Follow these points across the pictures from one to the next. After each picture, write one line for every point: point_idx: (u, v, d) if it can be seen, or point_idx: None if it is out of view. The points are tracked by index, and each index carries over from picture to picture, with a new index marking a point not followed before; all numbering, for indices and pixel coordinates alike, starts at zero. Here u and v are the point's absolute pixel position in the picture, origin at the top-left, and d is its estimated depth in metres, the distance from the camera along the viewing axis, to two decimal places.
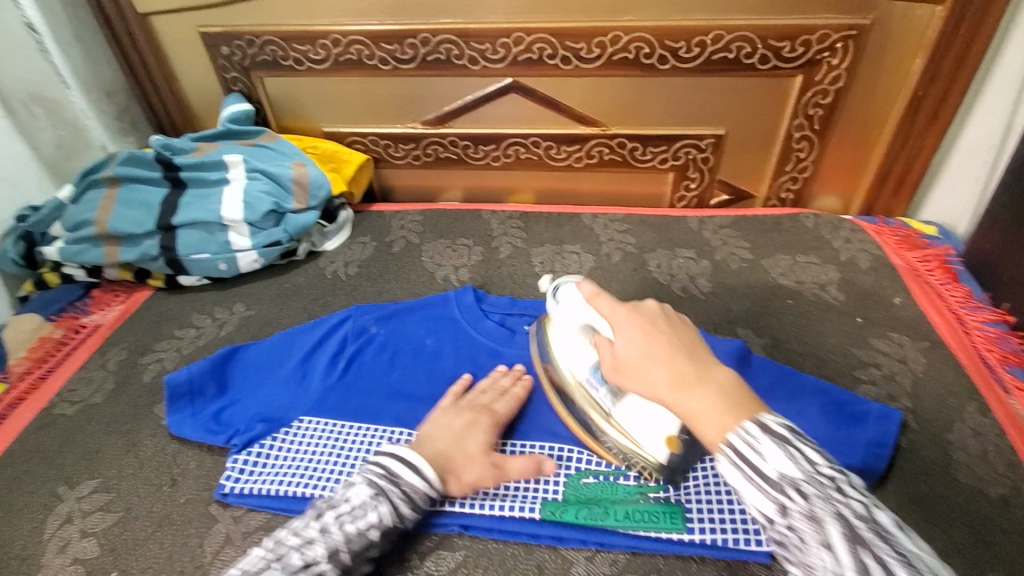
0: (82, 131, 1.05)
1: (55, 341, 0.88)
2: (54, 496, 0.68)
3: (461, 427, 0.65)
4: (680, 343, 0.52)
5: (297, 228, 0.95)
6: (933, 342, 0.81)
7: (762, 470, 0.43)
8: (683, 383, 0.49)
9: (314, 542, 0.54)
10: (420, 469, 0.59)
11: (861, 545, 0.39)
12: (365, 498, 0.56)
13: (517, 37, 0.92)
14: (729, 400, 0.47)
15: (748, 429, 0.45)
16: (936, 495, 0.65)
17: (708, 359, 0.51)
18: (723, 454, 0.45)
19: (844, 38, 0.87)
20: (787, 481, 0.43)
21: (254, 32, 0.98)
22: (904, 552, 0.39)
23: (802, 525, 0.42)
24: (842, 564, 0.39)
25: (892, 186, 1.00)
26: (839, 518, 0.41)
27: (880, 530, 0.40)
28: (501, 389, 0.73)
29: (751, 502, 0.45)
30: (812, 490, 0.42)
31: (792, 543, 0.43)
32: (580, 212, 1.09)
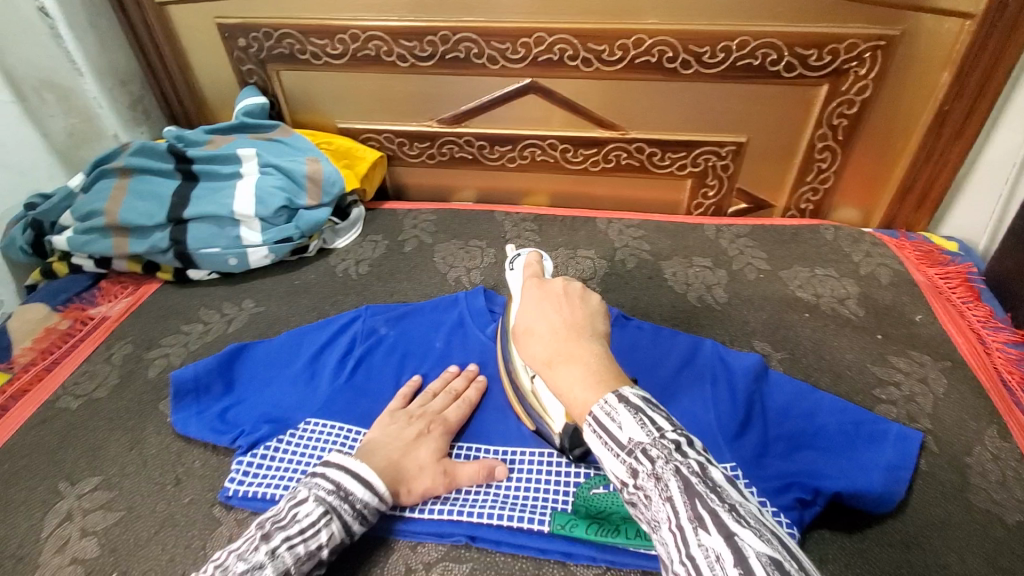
0: (95, 119, 1.04)
1: (60, 332, 0.87)
2: (55, 492, 0.67)
3: (412, 437, 0.64)
4: (571, 320, 0.51)
5: (309, 224, 0.94)
6: (954, 362, 0.79)
7: (615, 436, 0.41)
8: (558, 358, 0.48)
9: (263, 567, 0.50)
10: (373, 484, 0.58)
11: (698, 500, 0.36)
12: (315, 516, 0.54)
13: (539, 37, 0.91)
14: (598, 374, 0.45)
15: (607, 401, 0.43)
16: (956, 521, 0.63)
17: (591, 337, 0.49)
18: (588, 425, 0.43)
19: (872, 48, 0.85)
20: (634, 446, 0.40)
21: (272, 24, 0.97)
22: (733, 502, 0.36)
23: (648, 486, 0.39)
24: (681, 520, 0.36)
25: (914, 200, 0.98)
26: (676, 474, 0.38)
27: (711, 483, 0.37)
28: (453, 392, 0.72)
29: (609, 470, 0.42)
30: (656, 452, 0.39)
31: (641, 505, 0.40)
32: (595, 217, 1.07)
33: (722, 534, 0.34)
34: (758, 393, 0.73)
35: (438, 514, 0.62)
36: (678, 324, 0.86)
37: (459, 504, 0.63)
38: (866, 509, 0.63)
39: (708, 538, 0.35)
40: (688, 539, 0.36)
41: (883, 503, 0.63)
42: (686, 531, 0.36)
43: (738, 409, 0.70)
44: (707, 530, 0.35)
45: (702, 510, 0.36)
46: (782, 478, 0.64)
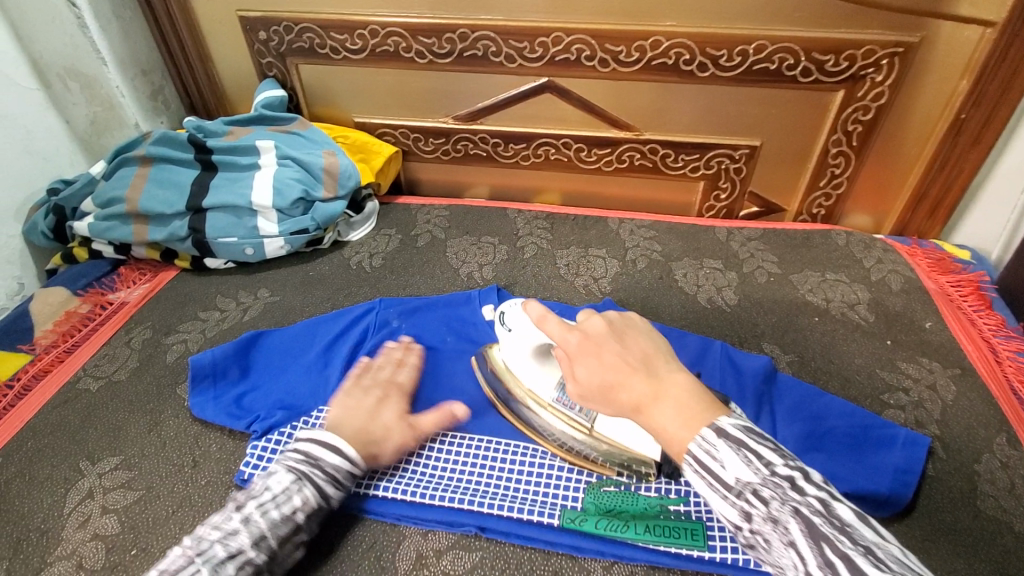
0: (117, 108, 1.06)
1: (81, 316, 0.89)
2: (76, 470, 0.69)
3: (372, 404, 0.68)
4: (636, 358, 0.50)
5: (324, 216, 0.95)
6: (964, 370, 0.79)
7: (721, 478, 0.43)
8: (649, 401, 0.48)
9: (238, 531, 0.54)
10: (341, 449, 0.62)
11: (825, 543, 0.38)
12: (287, 483, 0.58)
13: (556, 37, 0.91)
14: (688, 407, 0.47)
15: (705, 438, 0.44)
16: (962, 526, 0.64)
17: (666, 366, 0.50)
18: (689, 464, 0.45)
19: (890, 55, 0.85)
20: (744, 486, 0.42)
21: (293, 18, 0.98)
22: (864, 544, 0.37)
23: (765, 529, 0.41)
24: (808, 563, 0.38)
25: (927, 208, 0.98)
26: (796, 516, 0.39)
27: (838, 523, 0.38)
28: (395, 360, 0.76)
29: (718, 510, 0.45)
30: (768, 491, 0.41)
31: (763, 547, 0.42)
32: (607, 216, 1.08)
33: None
34: (767, 396, 0.73)
35: (449, 503, 0.64)
36: (687, 325, 0.87)
37: (469, 494, 0.64)
38: (872, 513, 0.64)
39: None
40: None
41: (889, 506, 0.64)
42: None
43: (746, 411, 0.71)
44: (837, 573, 0.36)
45: (830, 552, 0.37)
46: None
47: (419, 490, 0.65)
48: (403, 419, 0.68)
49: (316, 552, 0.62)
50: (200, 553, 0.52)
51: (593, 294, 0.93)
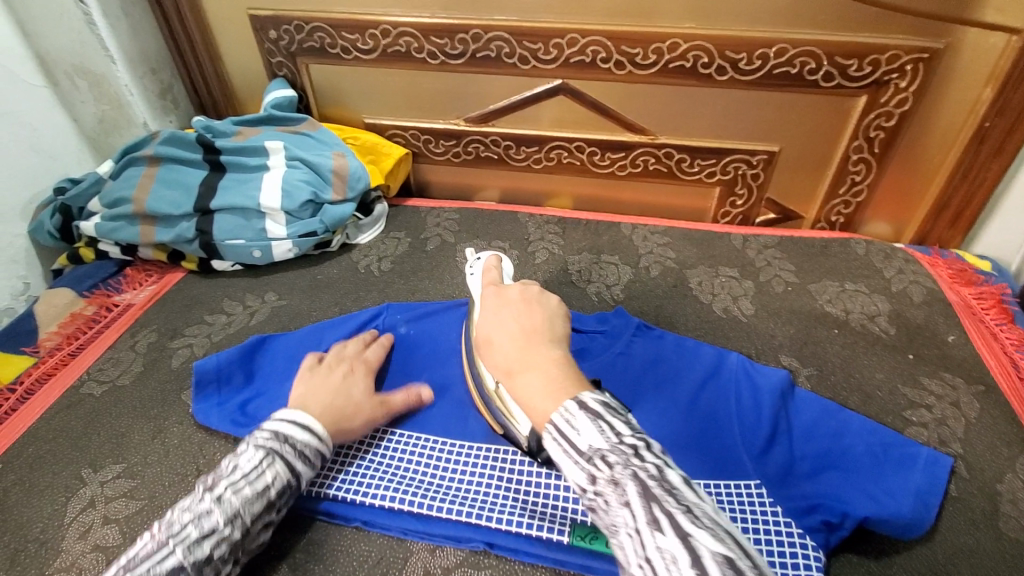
0: (125, 107, 1.04)
1: (86, 318, 0.88)
2: (78, 477, 0.68)
3: (340, 378, 0.69)
4: (529, 325, 0.55)
5: (333, 219, 0.94)
6: (988, 387, 0.77)
7: (575, 444, 0.42)
8: (519, 365, 0.51)
9: (211, 511, 0.53)
10: (312, 425, 0.61)
11: (655, 503, 0.38)
12: (257, 461, 0.57)
13: (571, 38, 0.89)
14: (554, 377, 0.48)
15: (567, 409, 0.44)
16: (987, 551, 0.61)
17: (549, 342, 0.53)
18: (548, 433, 0.45)
19: (914, 60, 0.83)
20: (594, 452, 0.41)
21: (304, 17, 0.96)
22: (687, 504, 0.38)
23: (606, 491, 0.40)
24: (638, 522, 0.38)
25: (949, 218, 0.95)
26: (633, 479, 0.39)
27: (667, 485, 0.39)
28: (365, 341, 0.78)
29: (568, 476, 0.43)
30: (614, 457, 0.41)
31: (600, 510, 0.41)
32: (620, 222, 1.06)
33: (676, 534, 0.37)
34: (785, 410, 0.71)
35: (457, 517, 0.62)
36: (702, 335, 0.85)
37: (478, 507, 0.63)
38: (895, 535, 0.62)
39: (664, 539, 0.37)
40: (646, 542, 0.37)
41: (912, 529, 0.62)
42: (643, 534, 0.38)
43: (763, 425, 0.69)
44: (662, 530, 0.37)
45: (658, 512, 0.37)
46: (807, 500, 0.63)
47: (428, 503, 0.63)
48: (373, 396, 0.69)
49: (324, 565, 0.61)
50: (172, 535, 0.51)
51: (606, 302, 0.91)
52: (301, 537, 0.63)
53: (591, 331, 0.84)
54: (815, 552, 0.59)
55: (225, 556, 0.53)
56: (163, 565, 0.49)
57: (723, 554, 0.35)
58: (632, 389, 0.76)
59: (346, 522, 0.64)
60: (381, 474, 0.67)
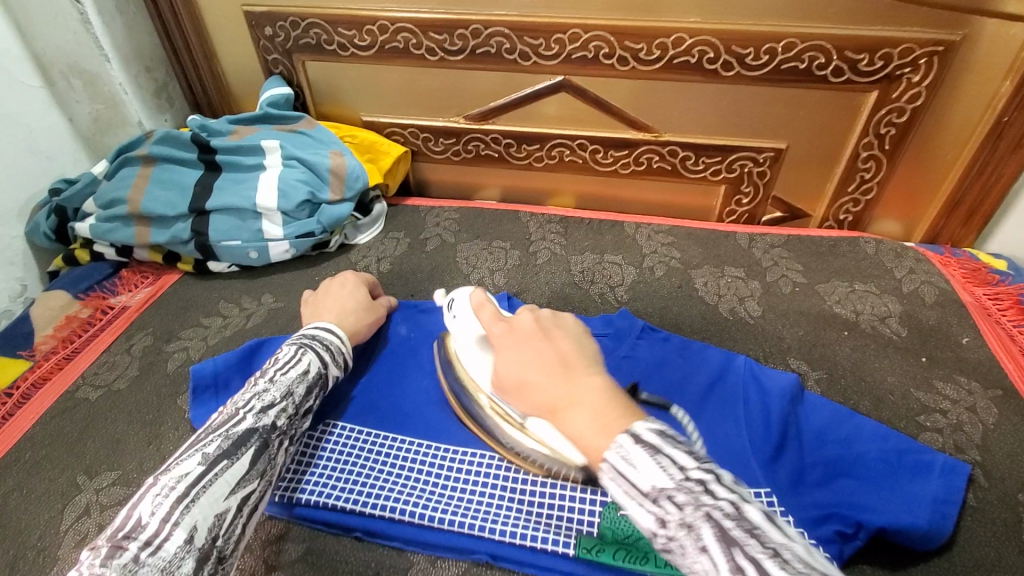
0: (120, 106, 1.03)
1: (81, 321, 0.87)
2: (72, 485, 0.67)
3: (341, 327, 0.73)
4: (562, 353, 0.50)
5: (331, 219, 0.92)
6: (1005, 391, 0.74)
7: (637, 485, 0.39)
8: (564, 400, 0.46)
9: (266, 389, 0.59)
10: (333, 330, 0.71)
11: (738, 549, 0.35)
12: (292, 353, 0.64)
13: (573, 33, 0.87)
14: (604, 411, 0.44)
15: (621, 444, 0.41)
16: (1006, 561, 0.60)
17: (586, 367, 0.48)
18: (605, 471, 0.41)
19: (928, 54, 0.81)
20: (660, 492, 0.38)
21: (300, 14, 0.95)
22: (774, 547, 0.35)
23: (679, 536, 0.37)
24: (720, 572, 0.35)
25: (961, 215, 0.93)
26: (709, 522, 0.37)
27: (749, 526, 0.36)
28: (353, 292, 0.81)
29: (633, 519, 0.40)
30: (683, 499, 0.38)
31: (674, 556, 0.38)
32: (623, 221, 1.04)
33: None
34: (794, 416, 0.69)
35: (460, 529, 0.61)
36: (707, 337, 0.83)
37: (481, 519, 0.61)
38: (911, 546, 0.60)
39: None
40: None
41: (930, 540, 0.59)
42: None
43: (771, 430, 0.67)
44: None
45: (742, 558, 0.35)
46: (820, 509, 0.61)
47: (432, 514, 0.62)
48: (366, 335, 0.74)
49: None
50: (240, 407, 0.57)
51: (608, 303, 0.89)
52: (298, 547, 0.62)
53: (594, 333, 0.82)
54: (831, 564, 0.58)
55: (287, 426, 0.59)
56: (240, 426, 0.55)
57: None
58: None
59: (345, 532, 0.63)
60: (380, 482, 0.65)
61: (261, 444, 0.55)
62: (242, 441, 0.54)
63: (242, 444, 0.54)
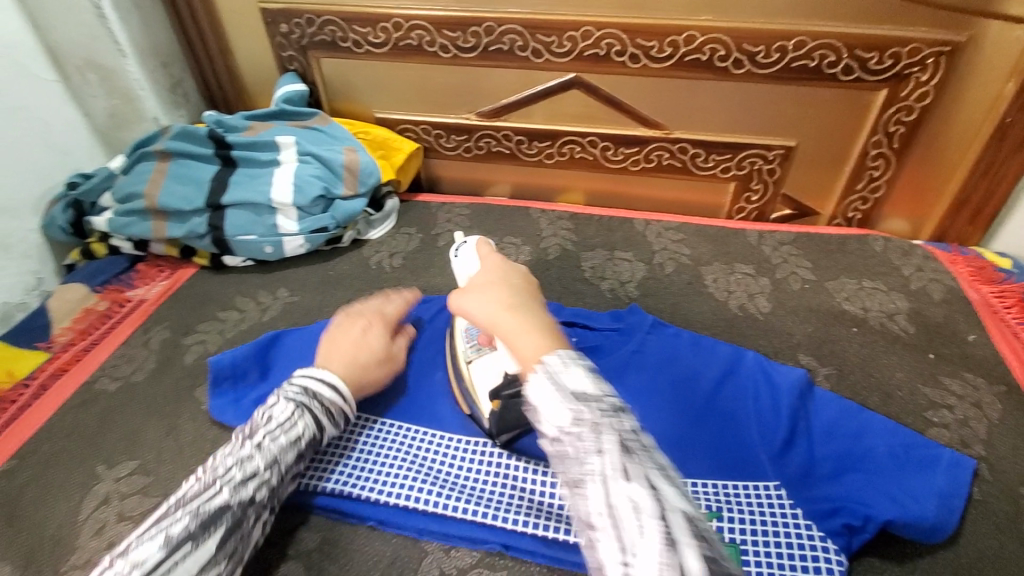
0: (135, 102, 1.04)
1: (99, 313, 0.88)
2: (93, 475, 0.68)
3: (358, 329, 0.72)
4: (514, 285, 0.60)
5: (344, 215, 0.93)
6: (1010, 387, 0.75)
7: (566, 387, 0.46)
8: (511, 309, 0.55)
9: (252, 456, 0.56)
10: (338, 385, 0.65)
11: (630, 457, 0.42)
12: (290, 412, 0.60)
13: (586, 31, 0.88)
14: (537, 324, 0.53)
15: (558, 356, 0.48)
16: (1009, 554, 0.61)
17: (528, 298, 0.58)
18: (536, 371, 0.48)
19: (936, 54, 0.81)
20: (585, 398, 0.45)
21: (314, 11, 0.96)
22: (658, 464, 0.43)
23: (585, 434, 0.44)
24: (611, 468, 0.42)
25: (969, 214, 0.93)
26: (615, 431, 0.43)
27: (643, 447, 0.43)
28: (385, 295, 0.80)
29: (545, 417, 0.46)
30: (604, 410, 0.44)
31: (570, 457, 0.45)
32: (633, 217, 1.05)
33: (643, 485, 0.41)
34: (804, 410, 0.70)
35: (474, 518, 0.62)
36: (717, 333, 0.84)
37: (494, 509, 0.62)
38: (917, 539, 0.61)
39: (630, 487, 0.41)
40: (612, 488, 0.41)
41: (936, 533, 0.61)
42: (612, 481, 0.41)
43: (781, 425, 0.68)
44: (632, 477, 0.41)
45: (631, 465, 0.42)
46: (828, 502, 0.62)
47: (447, 503, 0.63)
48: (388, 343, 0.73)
49: (340, 565, 0.61)
50: (217, 476, 0.54)
51: (619, 299, 0.90)
52: (316, 536, 0.63)
53: (606, 327, 0.83)
54: (838, 556, 0.59)
55: (266, 500, 0.56)
56: (213, 502, 0.52)
57: (684, 513, 0.40)
58: (648, 386, 0.75)
59: (361, 520, 0.64)
60: (395, 471, 0.66)
61: (233, 523, 0.53)
62: (212, 520, 0.51)
63: (212, 523, 0.51)
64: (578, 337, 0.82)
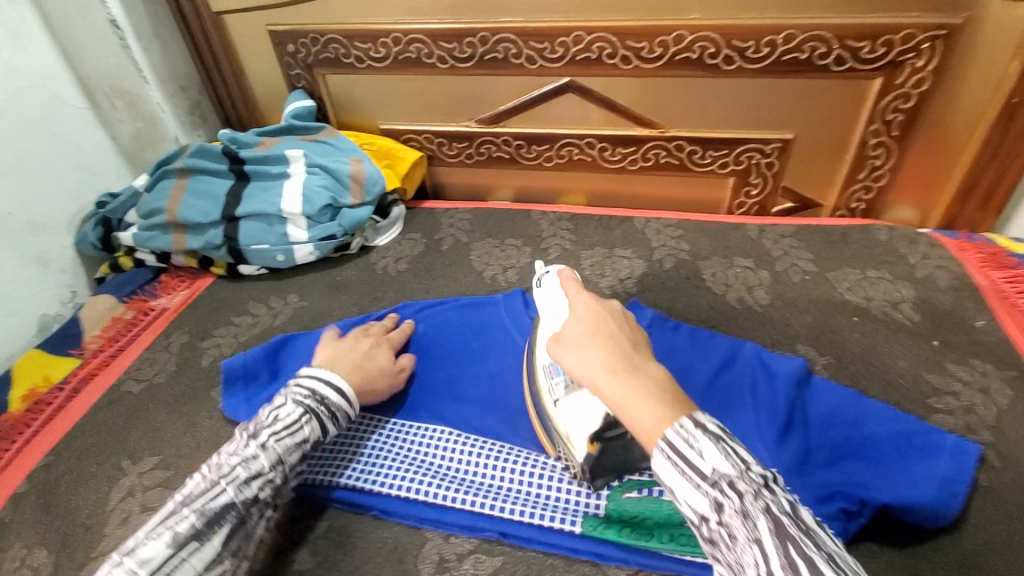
0: (158, 123, 1.11)
1: (125, 321, 0.94)
2: (118, 469, 0.73)
3: (364, 347, 0.75)
4: (627, 340, 0.52)
5: (351, 222, 0.97)
6: (1020, 373, 0.74)
7: (698, 467, 0.42)
8: (617, 370, 0.49)
9: (257, 456, 0.58)
10: (346, 392, 0.67)
11: (790, 543, 0.38)
12: (295, 415, 0.62)
13: (577, 36, 0.91)
14: (658, 394, 0.47)
15: (683, 426, 0.44)
16: (1019, 541, 0.59)
17: (645, 357, 0.51)
18: (659, 450, 0.44)
19: (931, 39, 0.81)
20: (720, 476, 0.42)
21: (320, 30, 1.01)
22: (823, 547, 0.39)
23: (734, 522, 0.41)
24: (771, 561, 0.38)
25: (979, 199, 0.92)
26: (765, 512, 0.40)
27: (803, 525, 0.40)
28: (391, 323, 0.84)
29: (684, 499, 0.43)
30: (744, 486, 0.41)
31: (723, 542, 0.42)
32: (633, 216, 1.06)
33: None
34: (800, 400, 0.70)
35: (469, 506, 0.64)
36: (715, 325, 0.85)
37: (490, 498, 0.64)
38: (916, 522, 0.60)
39: None
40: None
41: (935, 517, 0.60)
42: (774, 572, 0.38)
43: (779, 415, 0.68)
44: (799, 573, 0.37)
45: (795, 552, 0.38)
46: (825, 488, 0.62)
47: (444, 493, 0.65)
48: (393, 363, 0.76)
49: (342, 551, 0.63)
50: (223, 475, 0.57)
51: (618, 296, 0.91)
52: (322, 524, 0.66)
53: None
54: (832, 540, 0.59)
55: (270, 498, 0.59)
56: (217, 501, 0.55)
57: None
58: None
59: (363, 510, 0.66)
60: (398, 467, 0.69)
61: (238, 519, 0.56)
62: (217, 518, 0.54)
63: (216, 522, 0.54)
64: None
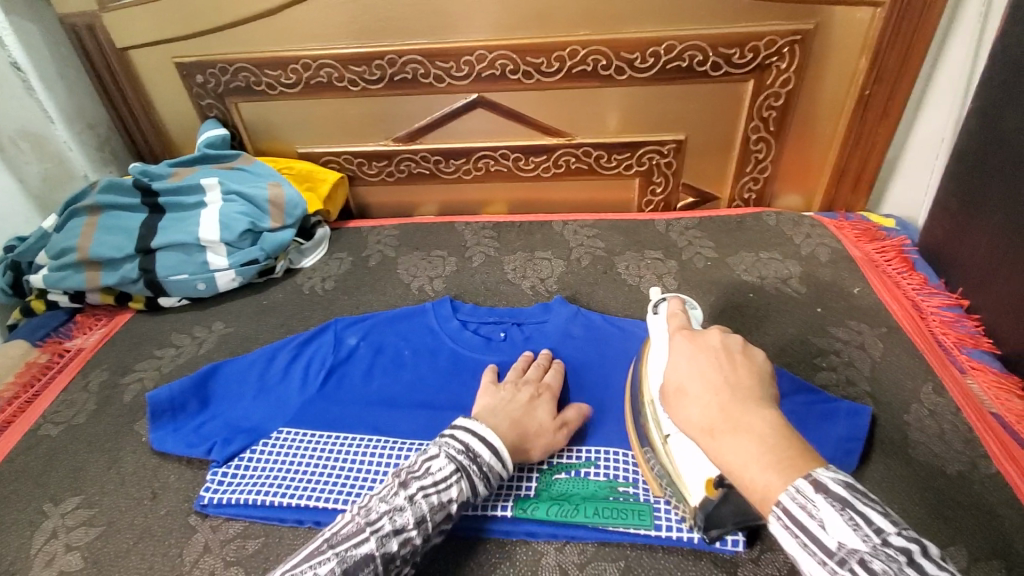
0: (66, 162, 1.08)
1: (40, 365, 0.90)
2: (40, 512, 0.69)
3: (526, 400, 0.69)
4: (733, 380, 0.50)
5: (273, 245, 0.98)
6: (890, 328, 0.84)
7: (821, 542, 0.40)
8: (722, 427, 0.47)
9: (404, 509, 0.55)
10: (500, 450, 0.62)
11: None
12: (447, 472, 0.58)
13: (479, 54, 0.96)
14: (773, 453, 0.44)
15: (802, 491, 0.42)
16: (898, 474, 0.67)
17: (756, 401, 0.48)
18: (774, 515, 0.43)
19: (790, 43, 0.92)
20: (848, 552, 0.40)
21: (227, 60, 1.02)
22: None
23: None
24: None
25: (850, 181, 1.04)
26: None
27: None
28: (542, 364, 0.77)
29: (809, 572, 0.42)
30: (879, 564, 0.38)
31: None
32: (551, 220, 1.12)
33: None
34: None
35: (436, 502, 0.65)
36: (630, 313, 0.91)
37: None
38: None
39: None
40: None
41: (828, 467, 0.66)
42: None
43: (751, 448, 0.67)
44: None
45: None
46: None
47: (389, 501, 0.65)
48: (555, 418, 0.69)
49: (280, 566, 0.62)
50: (370, 522, 0.54)
51: (540, 295, 0.96)
52: (255, 542, 0.64)
53: (534, 321, 0.88)
54: None
55: (410, 557, 0.55)
56: (360, 548, 0.52)
57: None
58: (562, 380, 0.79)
59: (299, 523, 0.65)
60: (329, 474, 0.68)
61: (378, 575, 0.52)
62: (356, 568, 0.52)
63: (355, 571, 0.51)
64: (507, 334, 0.86)
